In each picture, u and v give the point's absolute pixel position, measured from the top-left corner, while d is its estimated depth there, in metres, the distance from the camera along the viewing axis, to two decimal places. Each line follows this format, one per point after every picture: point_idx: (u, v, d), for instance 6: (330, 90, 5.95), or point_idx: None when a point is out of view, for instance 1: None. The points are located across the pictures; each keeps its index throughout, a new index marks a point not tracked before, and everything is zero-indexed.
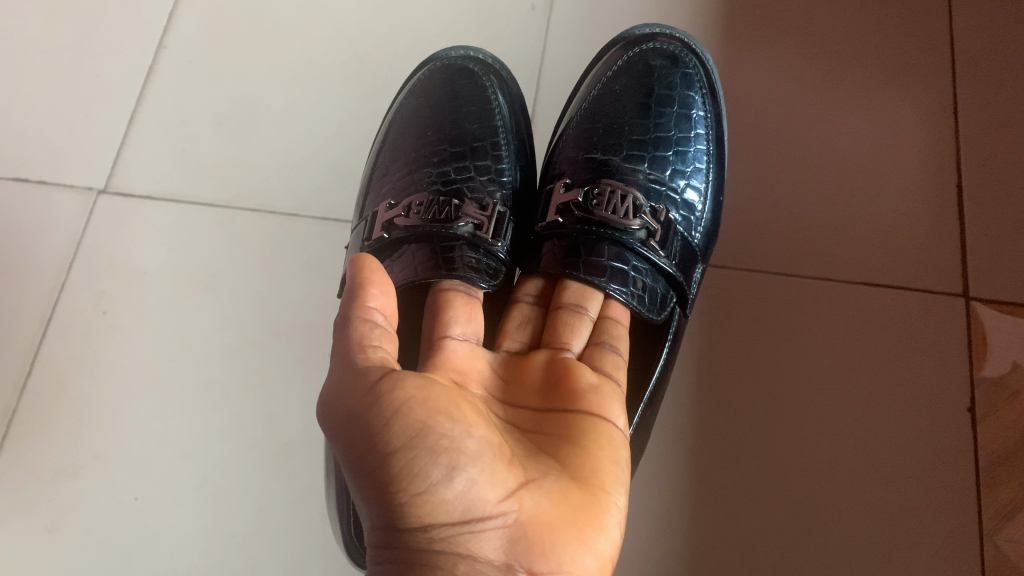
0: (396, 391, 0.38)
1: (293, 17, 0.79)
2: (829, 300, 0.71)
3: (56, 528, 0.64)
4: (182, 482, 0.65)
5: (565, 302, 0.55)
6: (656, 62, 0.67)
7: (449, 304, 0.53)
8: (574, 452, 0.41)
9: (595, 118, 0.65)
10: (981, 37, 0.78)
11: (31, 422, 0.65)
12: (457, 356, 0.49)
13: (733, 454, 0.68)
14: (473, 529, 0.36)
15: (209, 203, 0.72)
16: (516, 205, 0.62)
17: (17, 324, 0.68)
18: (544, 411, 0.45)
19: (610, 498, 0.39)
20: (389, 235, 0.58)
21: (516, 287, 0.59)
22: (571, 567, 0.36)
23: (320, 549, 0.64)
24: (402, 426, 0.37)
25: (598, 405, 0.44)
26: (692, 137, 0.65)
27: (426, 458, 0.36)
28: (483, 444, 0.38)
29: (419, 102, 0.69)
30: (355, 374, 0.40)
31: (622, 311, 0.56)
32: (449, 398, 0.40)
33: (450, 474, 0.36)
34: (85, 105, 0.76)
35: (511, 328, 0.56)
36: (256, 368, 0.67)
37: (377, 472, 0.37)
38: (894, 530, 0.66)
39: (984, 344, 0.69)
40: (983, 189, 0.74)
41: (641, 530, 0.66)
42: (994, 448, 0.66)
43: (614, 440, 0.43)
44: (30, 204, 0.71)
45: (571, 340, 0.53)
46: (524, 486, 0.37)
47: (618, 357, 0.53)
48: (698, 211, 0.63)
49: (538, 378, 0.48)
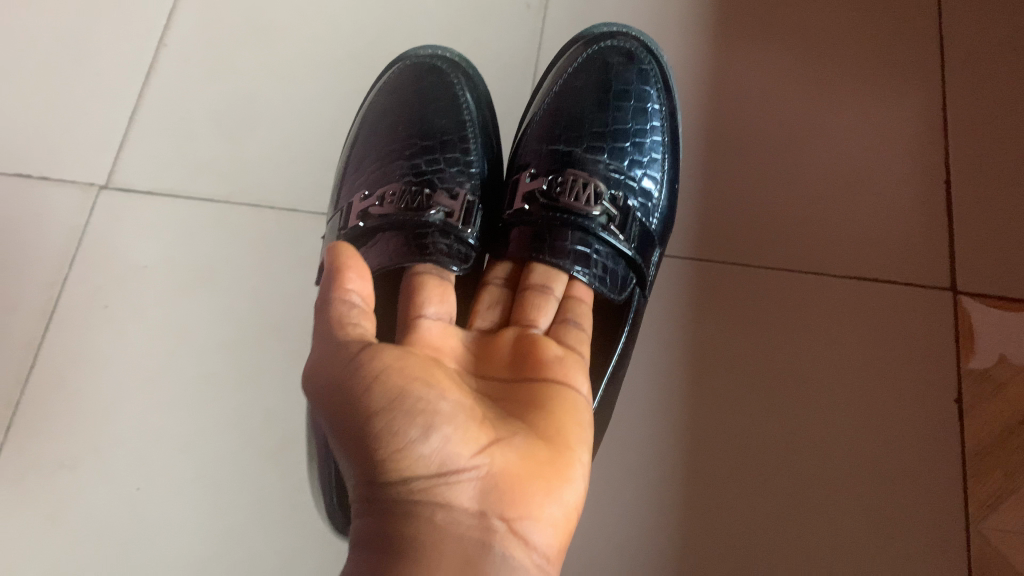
0: (373, 360, 0.40)
1: (290, 15, 0.80)
2: (818, 293, 0.72)
3: (58, 517, 0.65)
4: (181, 473, 0.66)
5: (532, 284, 0.56)
6: (613, 60, 0.68)
7: (423, 287, 0.54)
8: (541, 416, 0.42)
9: (558, 112, 0.66)
10: (968, 33, 0.79)
11: (33, 413, 0.67)
12: (432, 334, 0.50)
13: (722, 444, 0.69)
14: (448, 480, 0.37)
15: (208, 198, 0.73)
16: (485, 197, 0.64)
17: (19, 319, 0.69)
18: (512, 382, 0.46)
19: (575, 454, 0.41)
20: (365, 224, 0.59)
21: (488, 271, 0.59)
22: (539, 514, 0.38)
23: (317, 539, 0.65)
24: (380, 389, 0.38)
25: (563, 375, 0.46)
26: (648, 129, 0.66)
27: (403, 418, 0.38)
28: (456, 406, 0.39)
29: (391, 98, 0.70)
30: (335, 346, 0.41)
31: (585, 291, 0.57)
32: (424, 367, 0.41)
33: (426, 432, 0.37)
34: (87, 102, 0.77)
35: (482, 309, 0.56)
36: (253, 360, 0.69)
37: (357, 431, 0.38)
38: (883, 519, 0.67)
39: (971, 337, 0.70)
40: (971, 183, 0.75)
41: (633, 519, 0.67)
42: (980, 439, 0.67)
43: (577, 404, 0.44)
44: (32, 201, 0.72)
45: (538, 318, 0.54)
46: (495, 443, 0.39)
47: (583, 333, 0.54)
48: (655, 199, 0.64)
49: (506, 354, 0.49)
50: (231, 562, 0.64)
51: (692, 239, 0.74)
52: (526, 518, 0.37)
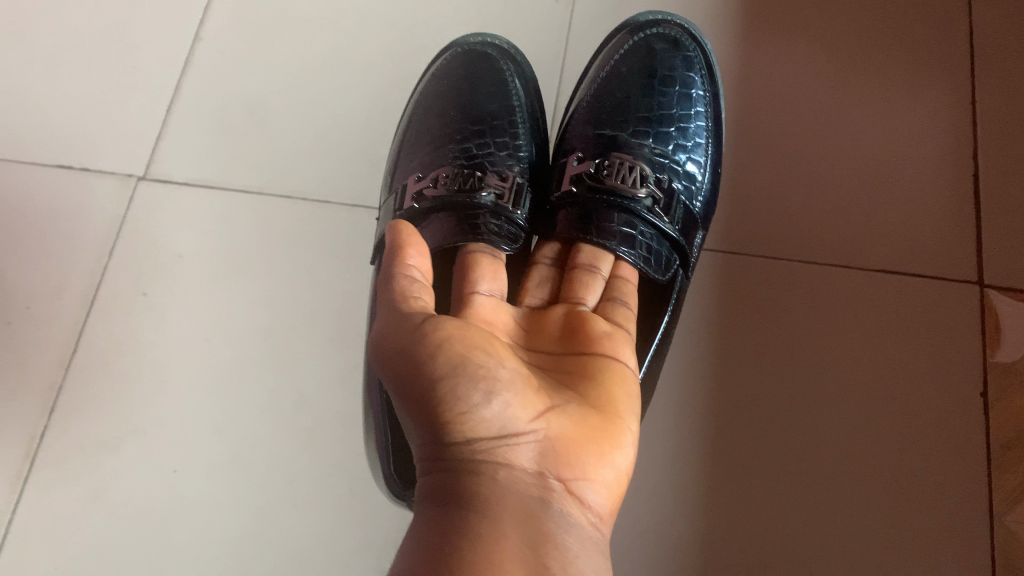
0: (437, 330, 0.42)
1: (323, 9, 0.82)
2: (844, 285, 0.73)
3: (99, 498, 0.67)
4: (217, 456, 0.68)
5: (578, 264, 0.57)
6: (658, 46, 0.69)
7: (476, 264, 0.55)
8: (591, 387, 0.44)
9: (604, 98, 0.67)
10: (997, 27, 0.80)
11: (74, 397, 0.68)
12: (484, 309, 0.52)
13: (748, 431, 0.69)
14: (509, 442, 0.39)
15: (243, 189, 0.75)
16: (534, 180, 0.65)
17: (61, 304, 0.71)
18: (562, 355, 0.47)
19: (624, 423, 0.42)
20: (419, 205, 0.60)
21: (537, 249, 0.61)
22: (593, 475, 0.39)
23: (348, 521, 0.66)
24: (445, 356, 0.40)
25: (612, 349, 0.47)
26: (692, 114, 0.67)
27: (467, 383, 0.39)
28: (515, 373, 0.41)
29: (441, 85, 0.71)
30: (401, 318, 0.44)
31: (630, 270, 0.58)
32: (484, 338, 0.43)
33: (488, 397, 0.39)
34: (125, 95, 0.78)
35: (531, 286, 0.58)
36: (287, 346, 0.70)
37: (423, 396, 0.40)
38: (907, 509, 0.67)
39: (998, 330, 0.70)
40: (998, 177, 0.75)
41: (659, 506, 0.68)
42: (1005, 431, 0.68)
43: (625, 376, 0.46)
44: (73, 191, 0.74)
45: (585, 296, 0.55)
46: (551, 410, 0.40)
47: (629, 311, 0.55)
48: (698, 182, 0.65)
49: (557, 328, 0.50)
50: (265, 542, 0.66)
51: (719, 230, 0.74)
52: (581, 480, 0.39)
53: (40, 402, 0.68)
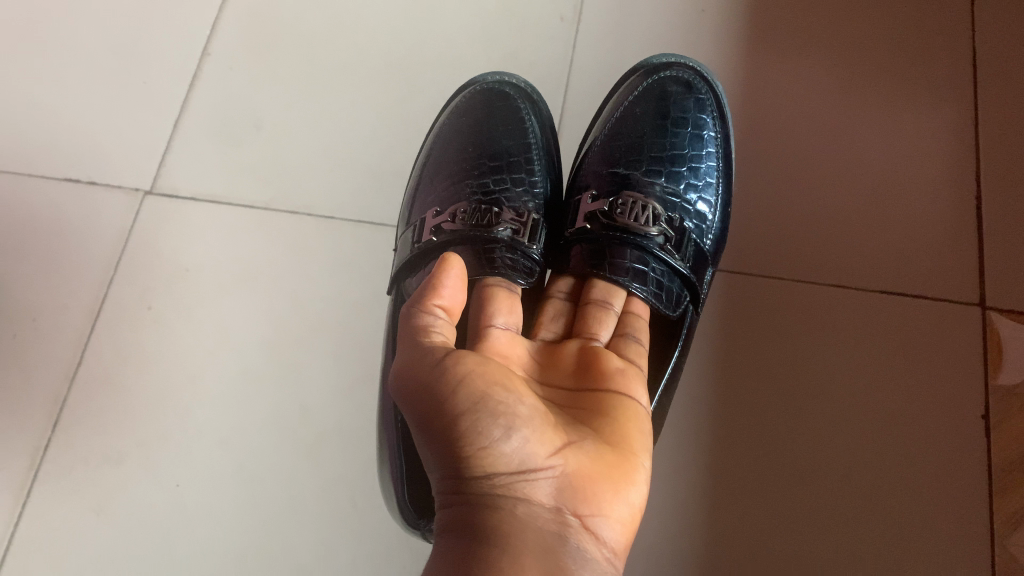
0: (459, 366, 0.42)
1: (330, 25, 0.82)
2: (845, 306, 0.73)
3: (103, 510, 0.67)
4: (221, 470, 0.68)
5: (591, 299, 0.57)
6: (672, 88, 0.69)
7: (493, 299, 0.55)
8: (606, 422, 0.44)
9: (617, 136, 0.67)
10: (1000, 50, 0.80)
11: (78, 409, 0.68)
12: (500, 342, 0.51)
13: (749, 452, 0.70)
14: (527, 478, 0.39)
15: (249, 204, 0.75)
16: (549, 216, 0.65)
17: (67, 317, 0.71)
18: (577, 391, 0.47)
19: (639, 460, 0.43)
20: (436, 239, 0.61)
21: (550, 286, 0.61)
22: (609, 511, 0.40)
23: (350, 536, 0.66)
24: (465, 392, 0.41)
25: (626, 387, 0.47)
26: (704, 155, 0.68)
27: (488, 418, 0.40)
28: (533, 410, 0.41)
29: (458, 121, 0.72)
30: (424, 353, 0.44)
31: (642, 307, 0.58)
32: (504, 374, 0.43)
33: (508, 433, 0.39)
34: (133, 109, 0.79)
35: (545, 320, 0.57)
36: (291, 362, 0.70)
37: (443, 431, 0.40)
38: (908, 532, 0.67)
39: (999, 353, 0.70)
40: (1001, 199, 0.75)
41: (660, 526, 0.68)
42: (1007, 454, 0.68)
43: (638, 413, 0.46)
44: (81, 204, 0.75)
45: (598, 330, 0.55)
46: (568, 445, 0.41)
47: (641, 347, 0.55)
48: (709, 221, 0.66)
49: (571, 363, 0.50)
50: (266, 558, 0.66)
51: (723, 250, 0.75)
52: (597, 515, 0.39)
53: (45, 414, 0.68)
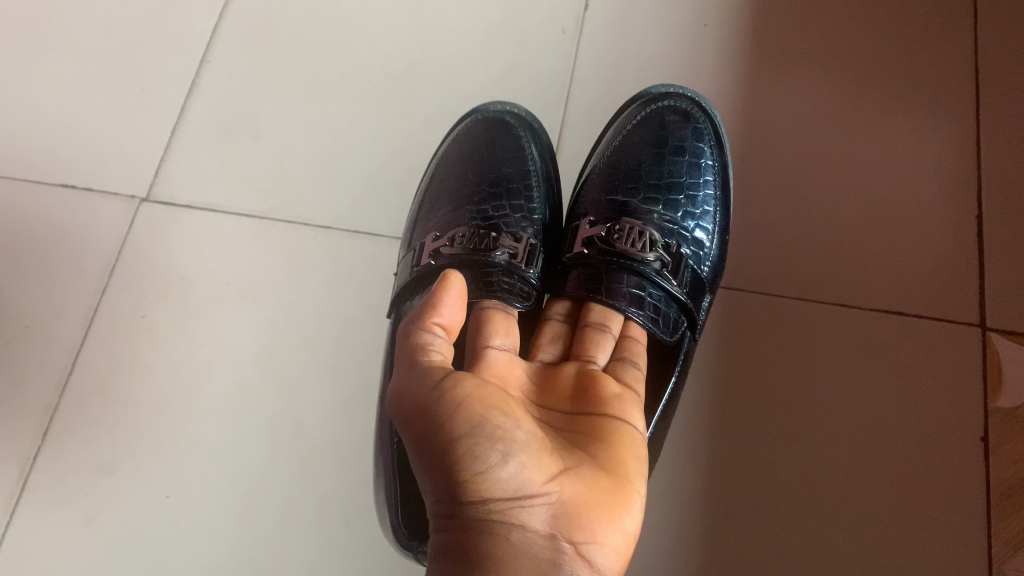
0: (457, 388, 0.41)
1: (331, 35, 0.82)
2: (845, 324, 0.73)
3: (94, 521, 0.66)
4: (213, 482, 0.67)
5: (589, 323, 0.57)
6: (670, 117, 0.69)
7: (491, 320, 0.54)
8: (603, 447, 0.43)
9: (617, 165, 0.67)
10: (1004, 70, 0.80)
11: (71, 418, 0.68)
12: (497, 363, 0.50)
13: (744, 472, 0.69)
14: (522, 504, 0.38)
15: (246, 213, 0.75)
16: (548, 241, 0.65)
17: (61, 325, 0.71)
18: (573, 415, 0.47)
19: (634, 487, 0.42)
20: (434, 263, 0.60)
21: (547, 308, 0.61)
22: (604, 539, 0.39)
23: (342, 551, 0.66)
24: (463, 415, 0.40)
25: (621, 413, 0.46)
26: (702, 183, 0.67)
27: (484, 443, 0.39)
28: (530, 436, 0.41)
29: (459, 142, 0.72)
30: (421, 374, 0.43)
31: (640, 332, 0.58)
32: (501, 398, 0.42)
33: (505, 458, 0.39)
34: (132, 116, 0.78)
35: (544, 342, 0.57)
36: (284, 374, 0.70)
37: (440, 454, 0.39)
38: (904, 555, 0.67)
39: (1001, 375, 0.70)
40: (1003, 220, 0.75)
41: (654, 545, 0.67)
42: (1007, 477, 0.67)
43: (634, 440, 0.45)
44: (77, 212, 0.74)
45: (596, 354, 0.55)
46: (564, 472, 0.40)
47: (638, 374, 0.55)
48: (707, 249, 0.65)
49: (568, 387, 0.50)
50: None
51: (722, 267, 0.74)
52: (591, 544, 0.38)
53: (35, 425, 0.67)
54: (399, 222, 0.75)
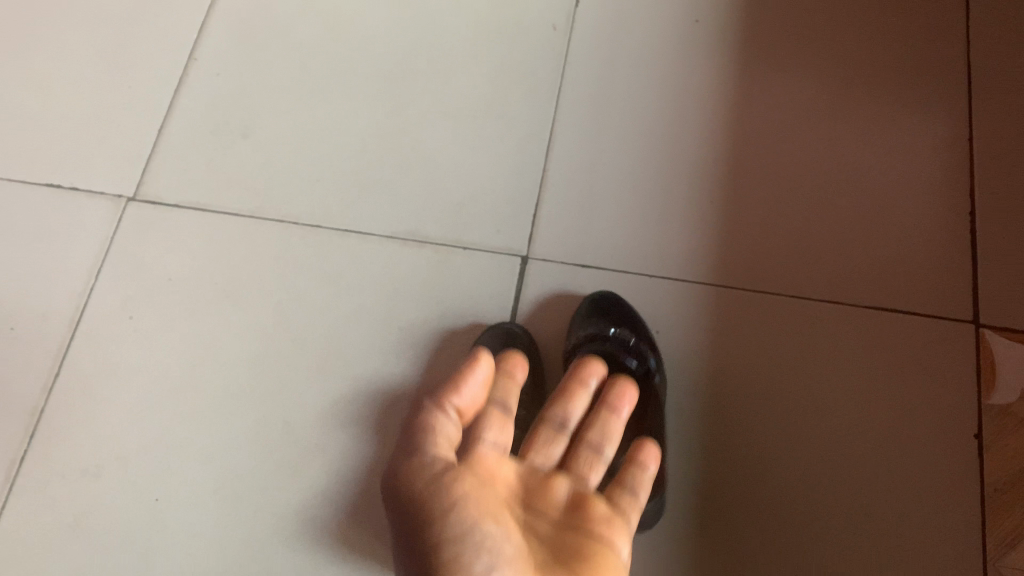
0: (453, 491, 0.47)
1: (320, 33, 0.81)
2: (840, 322, 0.72)
3: (79, 526, 0.64)
4: (202, 484, 0.65)
5: (588, 438, 0.56)
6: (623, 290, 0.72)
7: (490, 416, 0.53)
8: (584, 563, 0.47)
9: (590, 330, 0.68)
10: (995, 65, 0.80)
11: (58, 420, 0.67)
12: (490, 460, 0.51)
13: (737, 469, 0.68)
14: None
15: (234, 212, 0.74)
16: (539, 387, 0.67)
17: (45, 326, 0.70)
18: (561, 530, 0.50)
19: None
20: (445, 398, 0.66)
21: (545, 408, 0.58)
22: None
23: (333, 554, 0.64)
24: (452, 523, 0.46)
25: (606, 535, 0.50)
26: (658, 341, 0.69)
27: (469, 555, 0.45)
28: (511, 555, 0.47)
29: (453, 195, 0.75)
30: (422, 466, 0.48)
31: (627, 410, 0.57)
32: (492, 508, 0.48)
33: (487, 568, 0.45)
34: (117, 114, 0.77)
35: (538, 447, 0.55)
36: (273, 376, 0.69)
37: (426, 557, 0.46)
38: (901, 553, 0.66)
39: (993, 371, 0.70)
40: (995, 216, 0.75)
41: (647, 544, 0.66)
42: (1001, 472, 0.67)
43: (615, 561, 0.49)
44: (64, 212, 0.73)
45: (589, 471, 0.54)
46: None
47: (637, 500, 0.53)
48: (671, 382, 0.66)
49: (559, 505, 0.52)
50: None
51: (716, 265, 0.74)
52: None
53: (21, 428, 0.66)
54: (389, 222, 0.74)
